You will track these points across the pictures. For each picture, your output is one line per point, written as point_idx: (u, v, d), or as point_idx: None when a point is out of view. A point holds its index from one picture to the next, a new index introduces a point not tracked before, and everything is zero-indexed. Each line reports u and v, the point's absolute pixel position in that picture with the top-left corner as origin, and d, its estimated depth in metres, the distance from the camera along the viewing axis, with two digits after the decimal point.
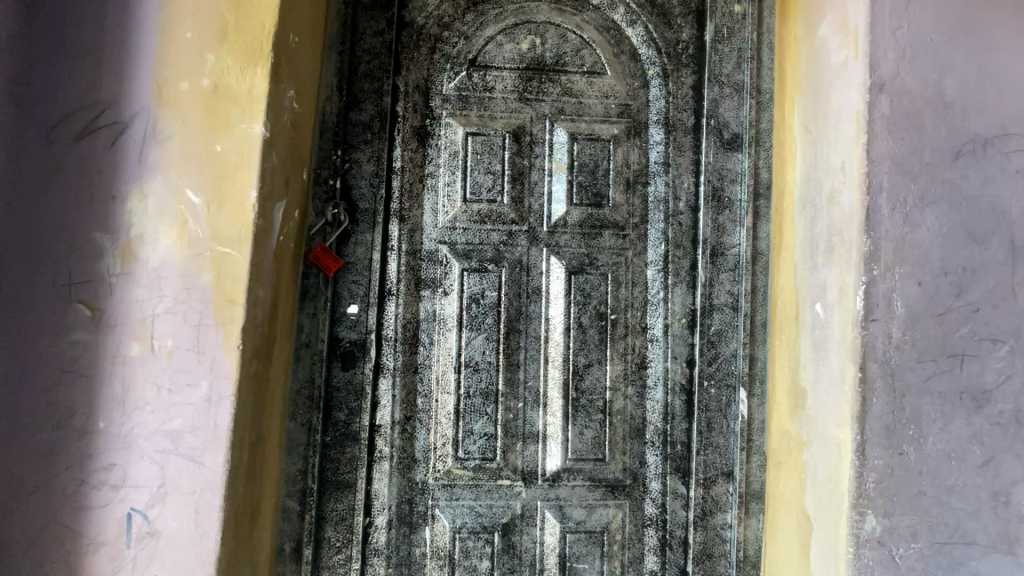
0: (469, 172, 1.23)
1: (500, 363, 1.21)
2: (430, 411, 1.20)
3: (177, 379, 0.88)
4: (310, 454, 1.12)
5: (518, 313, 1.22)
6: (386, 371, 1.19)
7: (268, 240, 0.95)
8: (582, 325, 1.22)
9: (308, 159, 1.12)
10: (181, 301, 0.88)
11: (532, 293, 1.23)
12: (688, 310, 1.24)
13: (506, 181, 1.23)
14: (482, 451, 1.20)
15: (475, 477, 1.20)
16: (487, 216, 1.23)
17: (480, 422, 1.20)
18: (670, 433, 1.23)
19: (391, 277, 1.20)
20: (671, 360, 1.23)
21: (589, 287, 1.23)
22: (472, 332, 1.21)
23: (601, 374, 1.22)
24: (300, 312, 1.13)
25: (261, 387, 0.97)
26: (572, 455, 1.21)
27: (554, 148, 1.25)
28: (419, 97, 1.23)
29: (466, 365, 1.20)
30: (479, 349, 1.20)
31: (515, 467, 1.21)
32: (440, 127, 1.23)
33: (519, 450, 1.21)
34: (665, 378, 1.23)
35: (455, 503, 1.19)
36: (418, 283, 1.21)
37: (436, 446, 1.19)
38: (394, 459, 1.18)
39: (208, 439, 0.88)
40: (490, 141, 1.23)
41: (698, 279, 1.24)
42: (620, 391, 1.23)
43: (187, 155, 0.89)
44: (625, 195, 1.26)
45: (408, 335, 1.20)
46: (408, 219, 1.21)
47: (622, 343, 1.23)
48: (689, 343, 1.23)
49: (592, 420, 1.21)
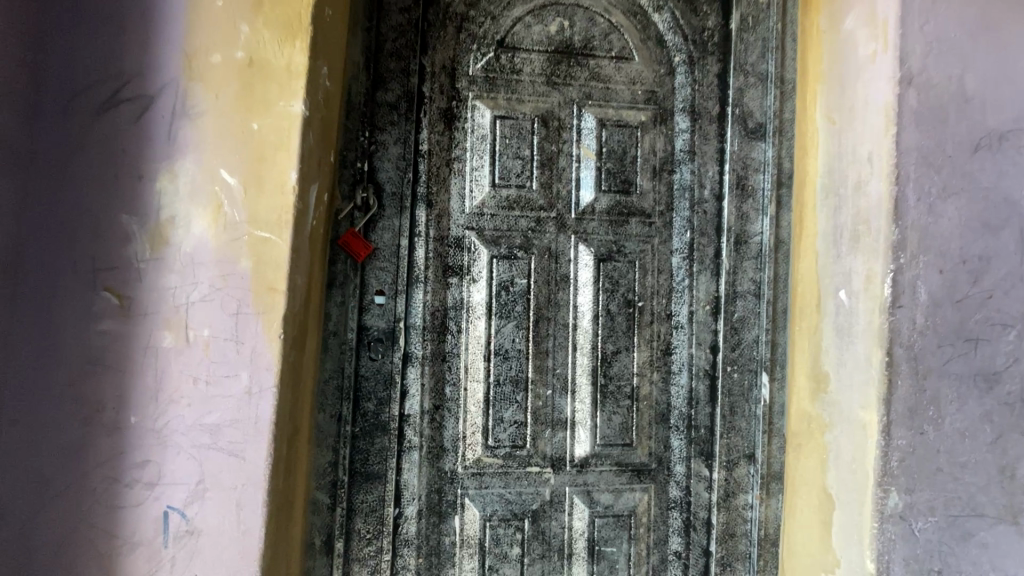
0: (497, 157, 1.20)
1: (529, 351, 1.20)
2: (460, 399, 1.18)
3: (215, 370, 0.84)
4: (340, 446, 1.10)
5: (546, 300, 1.21)
6: (414, 360, 1.16)
7: (305, 225, 0.91)
8: (610, 312, 1.23)
9: (335, 140, 1.07)
10: (217, 288, 0.83)
11: (561, 281, 1.22)
12: (712, 297, 1.26)
13: (534, 166, 1.22)
14: (512, 439, 1.19)
15: (505, 465, 1.19)
16: (516, 201, 1.21)
17: (510, 410, 1.19)
18: (694, 418, 1.25)
19: (418, 264, 1.17)
20: (695, 346, 1.25)
21: (617, 274, 1.23)
22: (501, 320, 1.19)
23: (628, 361, 1.23)
24: (328, 300, 1.08)
25: (296, 377, 0.94)
26: (600, 441, 1.22)
27: (582, 134, 1.24)
28: (446, 78, 1.19)
29: (496, 353, 1.19)
30: (509, 337, 1.19)
31: (544, 454, 1.21)
32: (467, 110, 1.20)
33: (548, 438, 1.21)
34: (690, 364, 1.25)
35: (485, 491, 1.19)
36: (446, 270, 1.18)
37: (466, 434, 1.18)
38: (424, 449, 1.16)
39: (250, 433, 0.84)
40: (519, 125, 1.21)
41: (722, 266, 1.26)
42: (646, 378, 1.24)
43: (220, 133, 0.84)
44: (651, 182, 1.26)
45: (437, 323, 1.18)
46: (436, 204, 1.18)
47: (649, 330, 1.24)
48: (713, 329, 1.26)
49: (620, 406, 1.22)
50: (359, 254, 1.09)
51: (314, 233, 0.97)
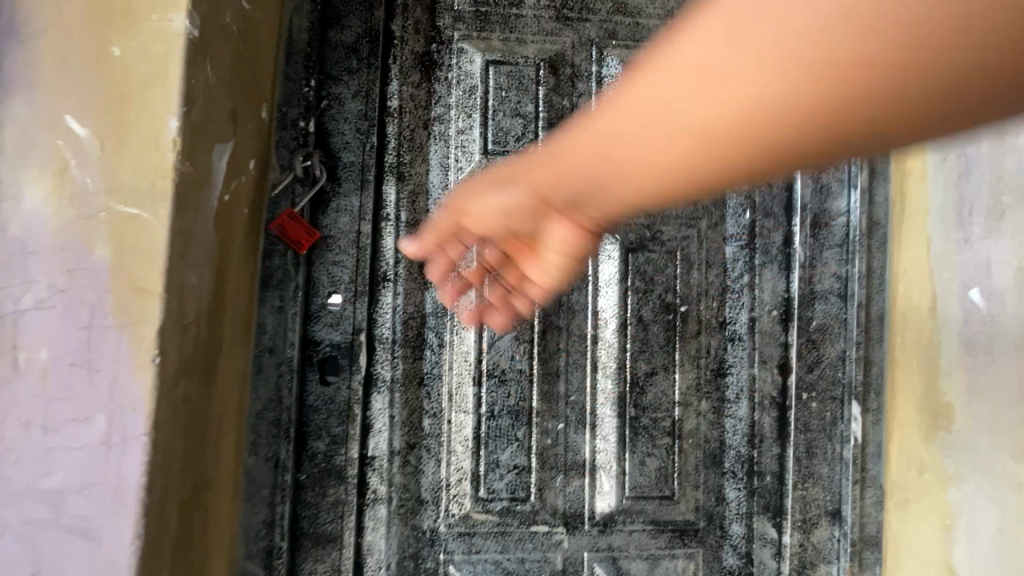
0: (491, 115, 0.91)
1: (534, 372, 0.90)
2: (442, 436, 0.89)
3: (56, 411, 0.56)
4: (279, 500, 0.82)
5: (557, 304, 0.92)
6: (380, 384, 0.88)
7: (204, 198, 0.64)
8: (642, 320, 0.92)
9: (268, 90, 0.80)
10: (60, 290, 0.56)
11: (576, 278, 0.92)
12: (780, 299, 0.94)
13: (540, 126, 0.92)
14: (512, 490, 0.90)
15: (502, 523, 0.90)
16: None
17: (508, 451, 0.89)
18: (757, 460, 0.93)
19: (386, 257, 0.89)
20: (758, 364, 0.94)
21: (652, 269, 0.92)
22: (496, 330, 0.90)
23: (666, 385, 0.92)
24: (259, 305, 0.81)
25: (197, 416, 0.65)
26: (629, 492, 0.92)
27: (603, 83, 0.94)
28: (423, 13, 0.91)
29: (490, 375, 0.90)
30: (506, 353, 0.90)
31: (555, 509, 0.91)
32: (450, 54, 0.91)
33: (559, 487, 0.91)
34: (751, 390, 0.94)
35: (476, 558, 0.90)
36: (423, 265, 0.90)
37: (450, 482, 0.89)
38: (394, 502, 0.88)
39: (108, 503, 0.56)
40: (519, 72, 0.91)
41: (794, 258, 0.94)
42: (691, 408, 0.93)
43: (63, 60, 0.57)
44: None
45: (411, 335, 0.89)
46: (409, 177, 0.90)
47: (695, 343, 0.93)
48: (783, 343, 0.94)
49: (657, 447, 0.92)
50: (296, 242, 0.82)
51: (230, 212, 0.69)
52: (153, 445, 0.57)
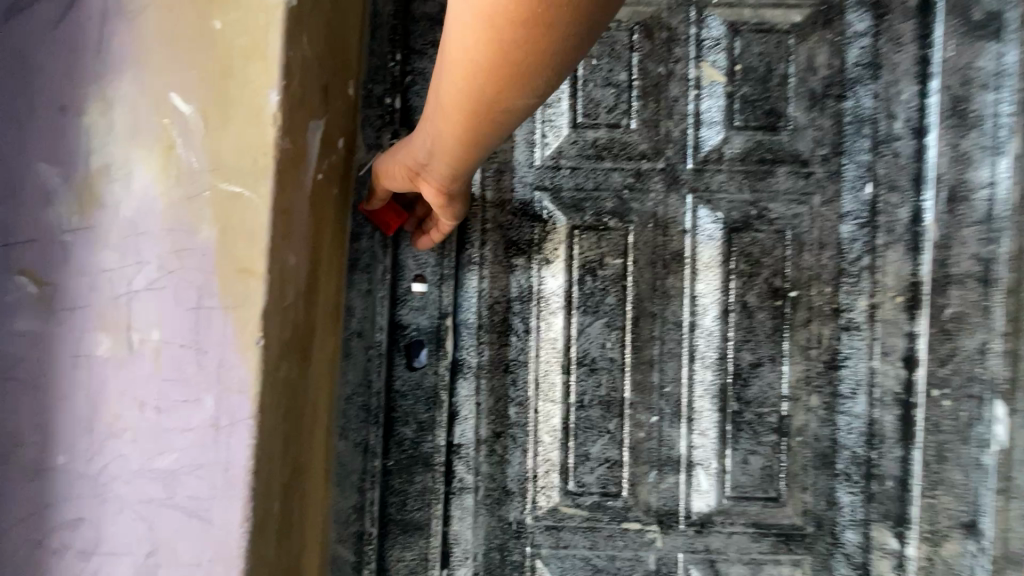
0: (581, 86, 0.85)
1: (626, 361, 0.85)
2: (528, 426, 0.86)
3: (169, 392, 0.56)
4: (368, 486, 0.81)
5: (651, 289, 0.85)
6: (466, 370, 0.85)
7: (301, 177, 0.62)
8: (747, 306, 0.84)
9: (354, 67, 0.76)
10: (169, 271, 0.56)
11: (672, 260, 0.86)
12: (907, 283, 0.82)
13: (633, 96, 0.85)
14: (602, 485, 0.85)
15: (591, 518, 0.86)
16: (606, 147, 0.85)
17: (598, 444, 0.85)
18: (877, 463, 0.84)
19: (472, 240, 0.85)
20: (879, 356, 0.84)
21: (758, 250, 0.84)
22: (586, 316, 0.85)
23: (773, 378, 0.84)
24: (347, 289, 0.80)
25: (295, 401, 0.64)
26: (730, 491, 0.85)
27: (703, 47, 0.85)
28: None
29: (579, 363, 0.85)
30: (597, 340, 0.85)
31: (648, 507, 0.86)
32: None
33: (652, 484, 0.85)
34: (869, 385, 0.85)
35: (564, 553, 0.86)
36: (509, 248, 0.86)
37: (538, 474, 0.86)
38: (480, 491, 0.85)
39: (217, 485, 0.56)
40: (611, 38, 0.85)
41: (925, 237, 0.83)
42: (800, 403, 0.85)
43: (169, 37, 0.56)
44: (809, 114, 0.85)
45: (496, 321, 0.86)
46: (495, 155, 0.86)
47: (805, 332, 0.85)
48: (910, 334, 0.83)
49: (762, 444, 0.84)
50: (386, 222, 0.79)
51: (323, 193, 0.68)
52: (258, 428, 0.56)
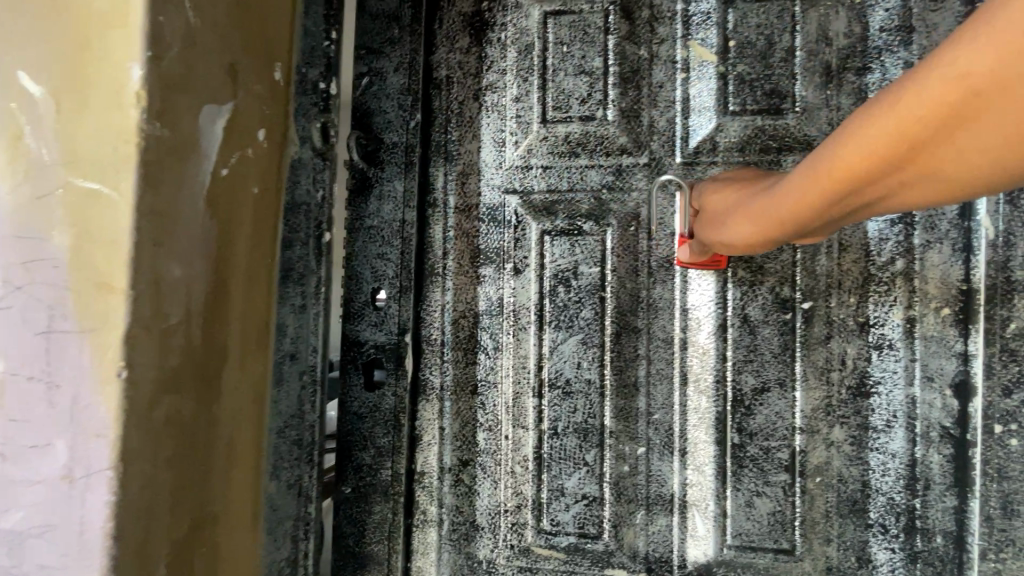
0: (550, 76, 0.77)
1: (606, 383, 0.74)
2: (498, 454, 0.77)
3: (17, 435, 0.50)
4: (303, 535, 0.67)
5: (634, 300, 0.74)
6: (430, 392, 0.78)
7: (189, 170, 0.51)
8: (750, 320, 0.71)
9: (286, 38, 0.61)
10: (19, 298, 0.49)
11: (660, 267, 0.75)
12: (961, 288, 0.68)
13: (610, 84, 0.75)
14: (580, 524, 0.75)
15: (569, 562, 0.75)
16: (580, 142, 0.76)
17: (575, 477, 0.74)
18: (922, 513, 0.68)
19: (435, 249, 0.79)
20: (924, 385, 0.68)
21: (760, 253, 0.71)
22: (559, 332, 0.75)
23: (783, 406, 0.71)
24: (278, 307, 0.62)
25: (191, 447, 0.53)
26: (731, 541, 0.72)
27: (692, 24, 0.74)
28: None
29: (551, 386, 0.75)
30: (571, 359, 0.75)
31: (634, 553, 0.74)
32: (504, 11, 0.79)
33: (639, 526, 0.74)
34: (909, 419, 0.69)
35: None
36: (475, 257, 0.78)
37: (508, 508, 0.77)
38: (445, 525, 0.78)
39: (63, 548, 0.49)
40: (582, 21, 0.76)
41: (977, 235, 0.67)
42: (817, 437, 0.71)
43: (17, 33, 0.50)
44: (822, 93, 0.72)
45: (462, 337, 0.78)
46: (458, 156, 0.79)
47: (822, 351, 0.71)
48: (959, 354, 0.67)
49: (772, 485, 0.71)
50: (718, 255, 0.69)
51: (232, 191, 0.55)
52: (119, 480, 0.48)
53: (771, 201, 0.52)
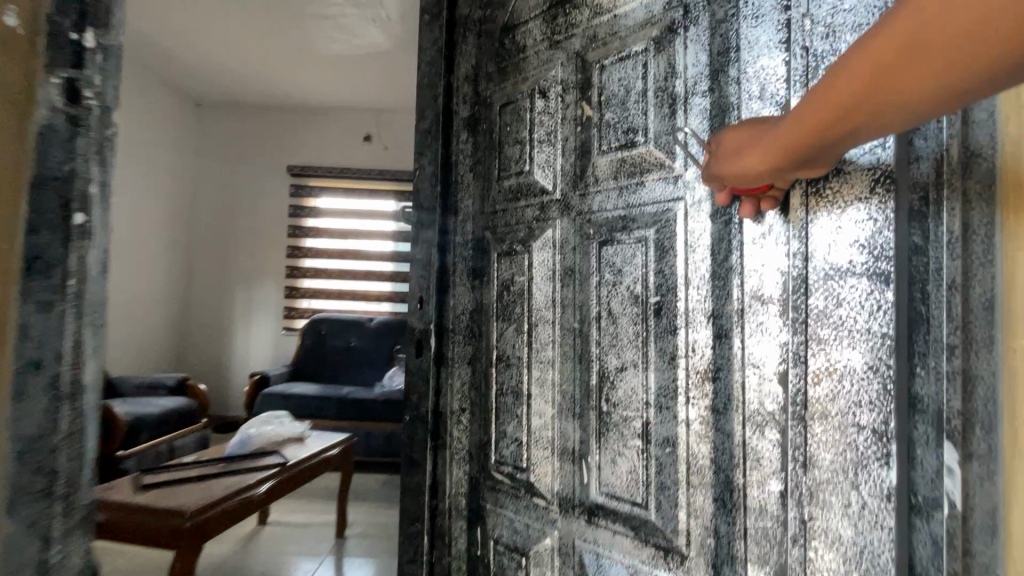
0: (503, 147, 1.15)
1: (529, 359, 1.05)
2: (481, 403, 1.16)
3: None
4: None
5: (547, 300, 1.03)
6: (448, 361, 1.21)
7: None
8: (614, 313, 0.91)
9: None
10: None
11: (566, 274, 1.00)
12: (784, 279, 0.71)
13: (534, 147, 1.08)
14: (514, 459, 1.08)
15: (515, 487, 1.08)
16: (520, 190, 1.10)
17: (511, 425, 1.08)
18: (749, 494, 0.73)
19: (451, 266, 1.22)
20: (753, 372, 0.74)
21: (619, 260, 0.91)
22: (503, 322, 1.11)
23: (637, 382, 0.87)
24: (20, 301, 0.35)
25: None
26: (599, 490, 0.92)
27: (584, 89, 0.99)
28: (467, 87, 1.24)
29: (500, 359, 1.11)
30: (510, 342, 1.09)
31: (550, 490, 1.00)
32: (484, 111, 1.20)
33: (553, 472, 1.00)
34: (742, 403, 0.75)
35: (501, 512, 1.10)
36: (472, 274, 1.19)
37: (488, 443, 1.14)
38: (457, 451, 1.19)
39: None
40: (518, 107, 1.12)
41: (789, 227, 0.71)
42: (666, 412, 0.83)
43: None
44: (669, 120, 0.86)
45: (463, 326, 1.20)
46: (459, 210, 1.23)
47: (670, 338, 0.83)
48: (781, 344, 0.71)
49: (627, 447, 0.88)
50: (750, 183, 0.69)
51: None
52: None
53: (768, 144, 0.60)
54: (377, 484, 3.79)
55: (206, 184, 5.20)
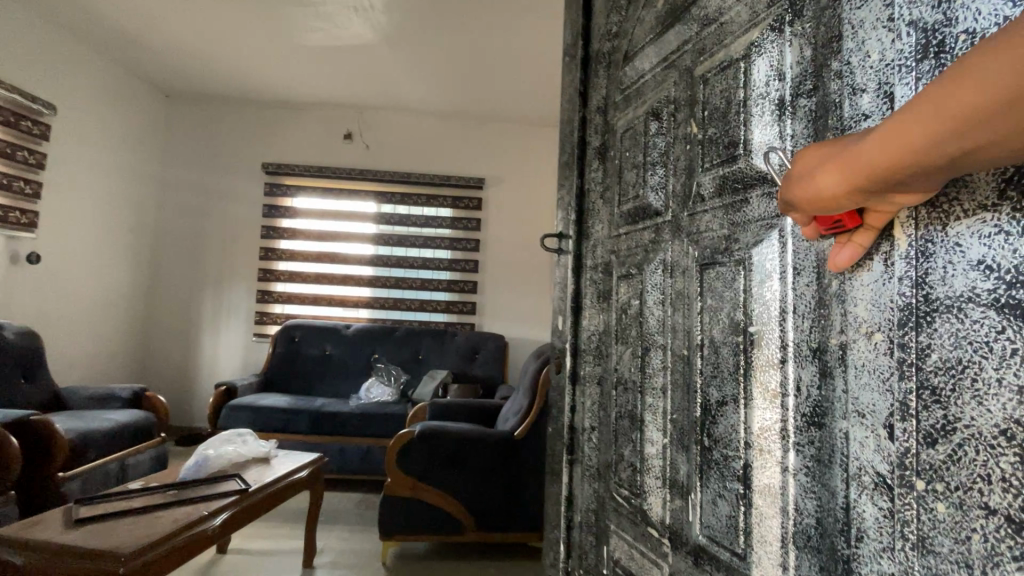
0: (626, 171, 1.28)
1: (641, 382, 1.15)
2: (606, 413, 1.31)
3: None
4: None
5: (658, 325, 1.09)
6: (582, 377, 1.42)
7: None
8: (715, 342, 0.90)
9: None
10: None
11: (673, 299, 1.04)
12: (892, 310, 0.58)
13: (648, 172, 1.17)
14: (630, 485, 1.16)
15: (632, 512, 1.14)
16: (637, 215, 1.21)
17: (628, 447, 1.19)
18: (857, 570, 0.61)
19: (585, 296, 1.44)
20: (858, 423, 0.62)
21: (720, 284, 0.89)
22: (622, 346, 1.24)
23: (737, 418, 0.84)
24: None
25: None
26: (701, 531, 0.90)
27: (690, 107, 1.03)
28: (601, 118, 1.44)
29: (619, 382, 1.24)
30: (628, 365, 1.21)
31: (659, 520, 1.03)
32: (613, 139, 1.37)
33: (662, 504, 1.03)
34: (845, 457, 0.63)
35: (621, 532, 1.19)
36: (602, 296, 1.38)
37: (612, 464, 1.26)
38: (591, 466, 1.35)
39: None
40: (636, 131, 1.25)
41: (896, 248, 0.58)
42: (767, 457, 0.77)
43: None
44: (775, 127, 0.80)
45: (593, 345, 1.39)
46: (592, 235, 1.43)
47: (776, 372, 0.77)
48: (888, 389, 0.58)
49: (727, 488, 0.85)
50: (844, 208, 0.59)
51: None
52: None
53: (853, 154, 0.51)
54: (352, 504, 3.56)
55: (175, 183, 4.89)
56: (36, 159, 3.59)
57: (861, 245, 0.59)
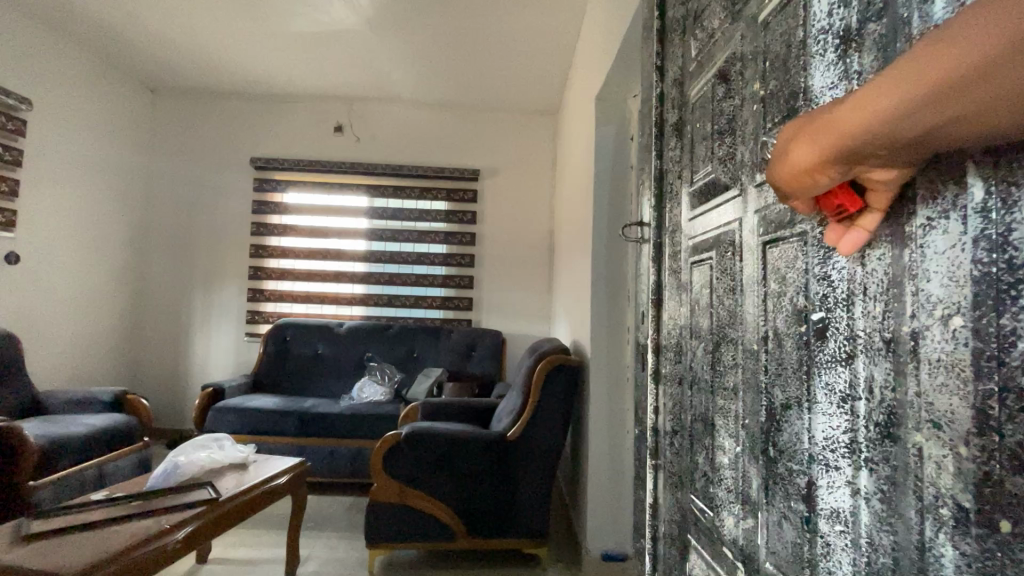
0: (692, 146, 1.05)
1: (708, 379, 0.92)
2: (680, 417, 1.06)
3: None
4: None
5: (729, 315, 0.86)
6: (661, 376, 1.18)
7: None
8: (779, 333, 0.69)
9: None
10: None
11: (735, 285, 0.83)
12: (957, 284, 0.42)
13: (714, 142, 0.95)
14: (704, 495, 0.93)
15: (707, 530, 0.91)
16: (706, 189, 0.97)
17: (700, 454, 0.95)
18: None
19: (659, 283, 1.22)
20: (935, 437, 0.43)
21: (784, 264, 0.69)
22: (694, 342, 1.00)
23: (801, 425, 0.63)
24: None
25: None
26: (767, 556, 0.70)
27: (746, 63, 0.82)
28: (666, 89, 1.23)
29: (689, 378, 1.02)
30: (700, 361, 0.97)
31: (732, 541, 0.80)
32: (677, 110, 1.15)
33: (734, 525, 0.80)
34: (920, 481, 0.45)
35: (698, 551, 0.95)
36: (675, 284, 1.12)
37: (686, 473, 1.02)
38: (668, 475, 1.11)
39: None
40: (700, 94, 1.02)
41: (966, 198, 0.41)
42: (834, 473, 0.56)
43: None
44: (839, 67, 0.59)
45: (667, 338, 1.15)
46: (659, 222, 1.22)
47: (843, 371, 0.56)
48: (965, 391, 0.41)
49: (792, 509, 0.64)
50: (845, 191, 0.51)
51: None
52: None
53: (836, 121, 0.47)
54: (342, 509, 3.42)
55: (168, 179, 4.79)
56: (12, 155, 3.50)
57: (866, 230, 0.51)
